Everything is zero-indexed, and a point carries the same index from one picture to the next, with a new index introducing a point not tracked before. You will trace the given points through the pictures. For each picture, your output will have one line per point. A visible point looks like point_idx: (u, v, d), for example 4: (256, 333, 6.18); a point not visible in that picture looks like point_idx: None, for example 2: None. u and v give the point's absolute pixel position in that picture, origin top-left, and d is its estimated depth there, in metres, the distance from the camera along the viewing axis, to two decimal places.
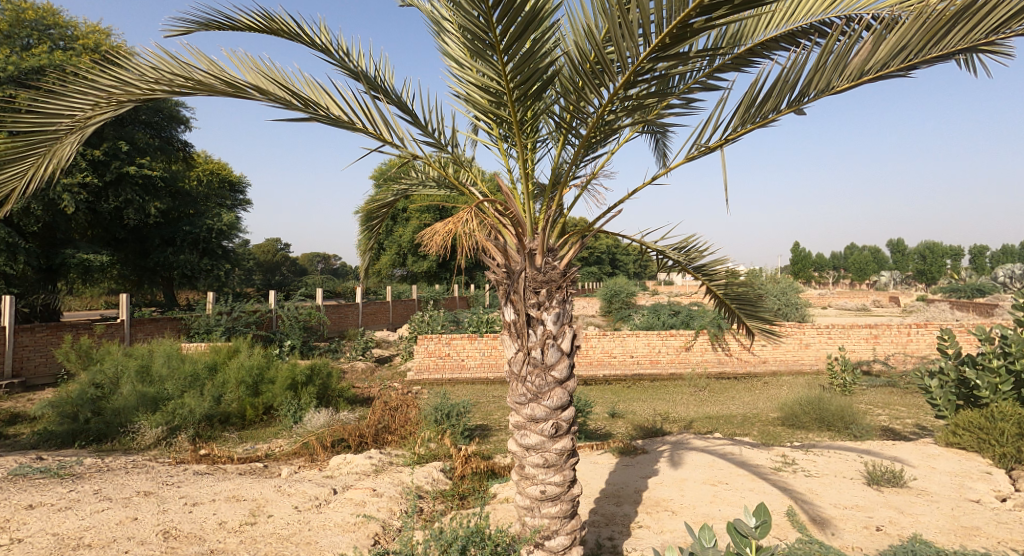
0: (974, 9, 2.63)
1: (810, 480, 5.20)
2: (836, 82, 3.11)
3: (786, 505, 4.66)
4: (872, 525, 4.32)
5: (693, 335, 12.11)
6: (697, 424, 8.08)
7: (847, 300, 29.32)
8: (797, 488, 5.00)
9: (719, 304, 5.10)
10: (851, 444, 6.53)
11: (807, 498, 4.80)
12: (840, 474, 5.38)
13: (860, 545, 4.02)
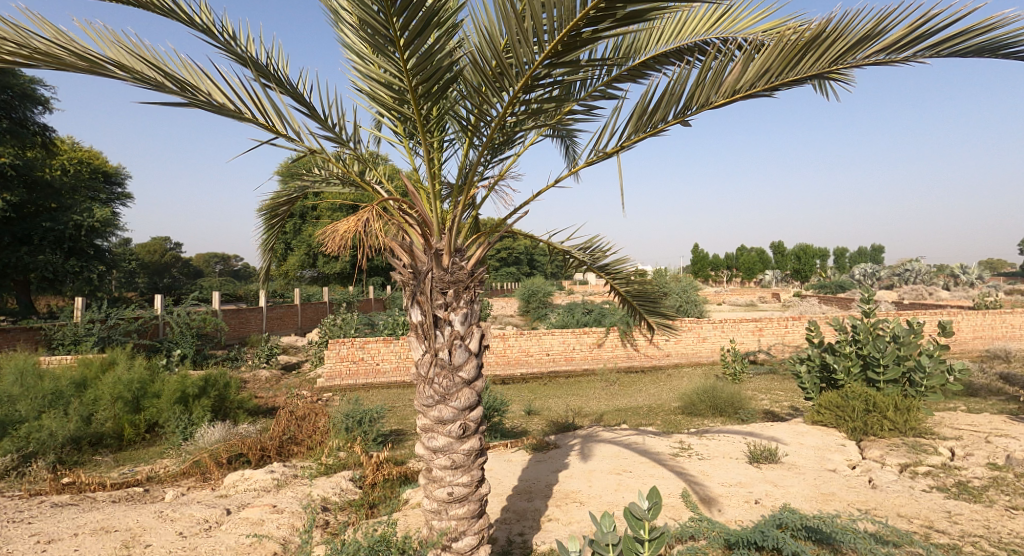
0: (820, 40, 3.00)
1: (702, 463, 5.64)
2: (713, 98, 3.39)
3: (680, 487, 5.01)
4: (751, 499, 4.78)
5: (604, 332, 12.64)
6: (607, 417, 8.46)
7: (741, 297, 32.00)
8: (690, 471, 5.40)
9: (623, 302, 5.36)
10: (739, 427, 7.18)
11: (698, 480, 5.20)
12: (727, 455, 5.89)
13: (740, 519, 4.42)
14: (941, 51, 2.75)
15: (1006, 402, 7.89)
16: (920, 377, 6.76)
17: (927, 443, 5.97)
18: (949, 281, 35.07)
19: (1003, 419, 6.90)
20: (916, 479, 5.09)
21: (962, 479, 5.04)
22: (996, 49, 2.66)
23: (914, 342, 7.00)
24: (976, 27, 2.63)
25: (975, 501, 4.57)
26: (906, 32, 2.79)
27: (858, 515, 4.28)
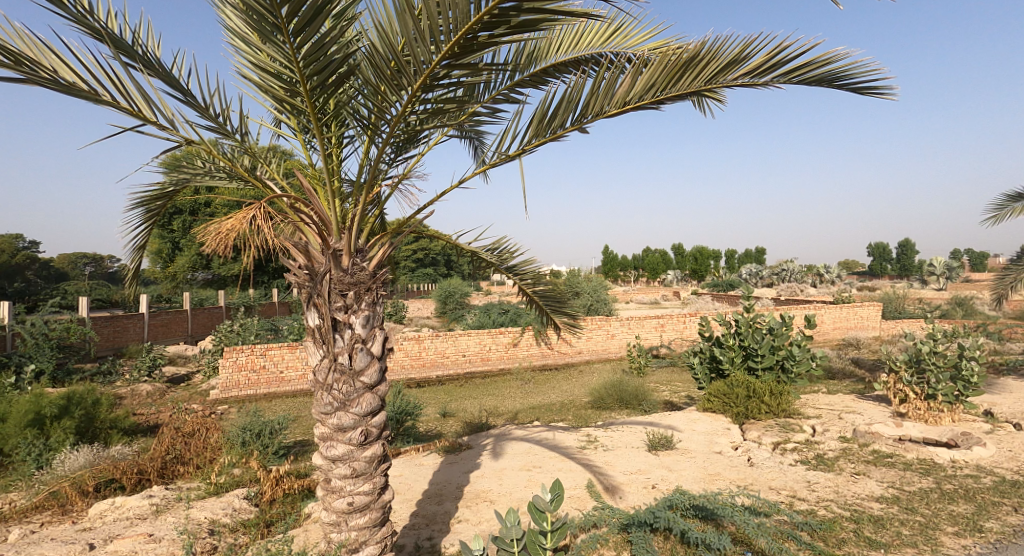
0: (697, 60, 3.29)
1: (607, 454, 5.92)
2: (607, 107, 3.58)
3: (586, 478, 5.22)
4: (649, 485, 5.09)
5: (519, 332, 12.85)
6: (521, 415, 8.61)
7: (646, 295, 33.89)
8: (596, 463, 5.64)
9: (532, 305, 5.48)
10: (642, 418, 7.63)
11: (602, 470, 5.44)
12: (629, 445, 6.23)
13: (638, 504, 4.69)
14: (793, 78, 3.12)
15: (861, 382, 9.09)
16: (791, 364, 7.65)
17: (795, 422, 6.73)
18: (818, 279, 39.67)
19: (856, 397, 7.94)
20: (785, 455, 5.73)
21: (822, 452, 5.74)
22: (836, 80, 3.06)
23: (786, 333, 7.79)
24: (819, 59, 3.02)
25: (831, 470, 5.23)
26: (766, 59, 3.13)
27: (737, 491, 4.72)
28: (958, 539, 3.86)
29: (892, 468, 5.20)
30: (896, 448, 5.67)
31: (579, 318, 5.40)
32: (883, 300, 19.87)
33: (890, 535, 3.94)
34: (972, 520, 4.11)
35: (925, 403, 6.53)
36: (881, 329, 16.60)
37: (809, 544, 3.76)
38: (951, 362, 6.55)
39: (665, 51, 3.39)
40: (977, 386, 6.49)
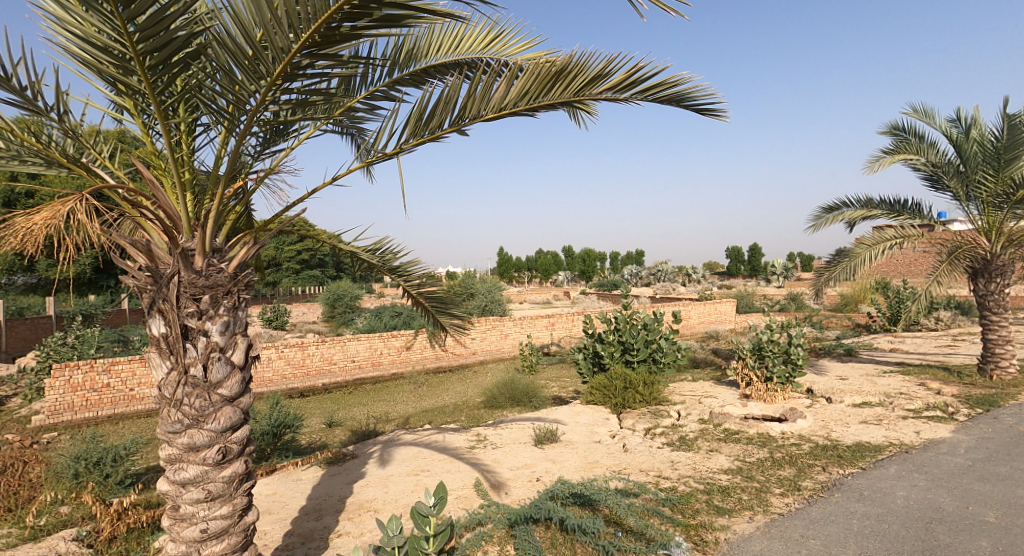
0: (566, 73, 3.47)
1: (495, 452, 6.00)
2: (483, 111, 3.66)
3: (474, 477, 5.23)
4: (534, 478, 5.22)
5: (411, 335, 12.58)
6: (413, 419, 8.43)
7: (538, 295, 34.90)
8: (484, 461, 5.69)
9: (426, 312, 5.26)
10: (531, 414, 7.85)
11: (490, 468, 5.50)
12: (516, 441, 6.38)
13: (524, 497, 4.77)
14: (648, 96, 3.42)
15: (720, 369, 10.18)
16: (661, 356, 8.37)
17: (664, 408, 7.36)
18: (688, 279, 43.73)
19: (714, 383, 8.89)
20: (654, 439, 6.25)
21: (685, 433, 6.34)
22: (682, 101, 3.41)
23: (658, 328, 8.48)
24: (668, 81, 3.35)
25: (691, 449, 5.80)
26: (625, 76, 3.39)
27: (611, 476, 5.04)
28: (783, 498, 4.50)
29: (738, 443, 5.91)
30: (742, 425, 6.43)
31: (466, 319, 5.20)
32: (740, 296, 22.40)
33: (734, 501, 4.47)
34: (795, 481, 4.81)
35: (764, 384, 7.50)
36: (737, 322, 18.74)
37: (670, 518, 4.13)
38: (783, 348, 7.60)
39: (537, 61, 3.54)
40: (802, 367, 7.61)
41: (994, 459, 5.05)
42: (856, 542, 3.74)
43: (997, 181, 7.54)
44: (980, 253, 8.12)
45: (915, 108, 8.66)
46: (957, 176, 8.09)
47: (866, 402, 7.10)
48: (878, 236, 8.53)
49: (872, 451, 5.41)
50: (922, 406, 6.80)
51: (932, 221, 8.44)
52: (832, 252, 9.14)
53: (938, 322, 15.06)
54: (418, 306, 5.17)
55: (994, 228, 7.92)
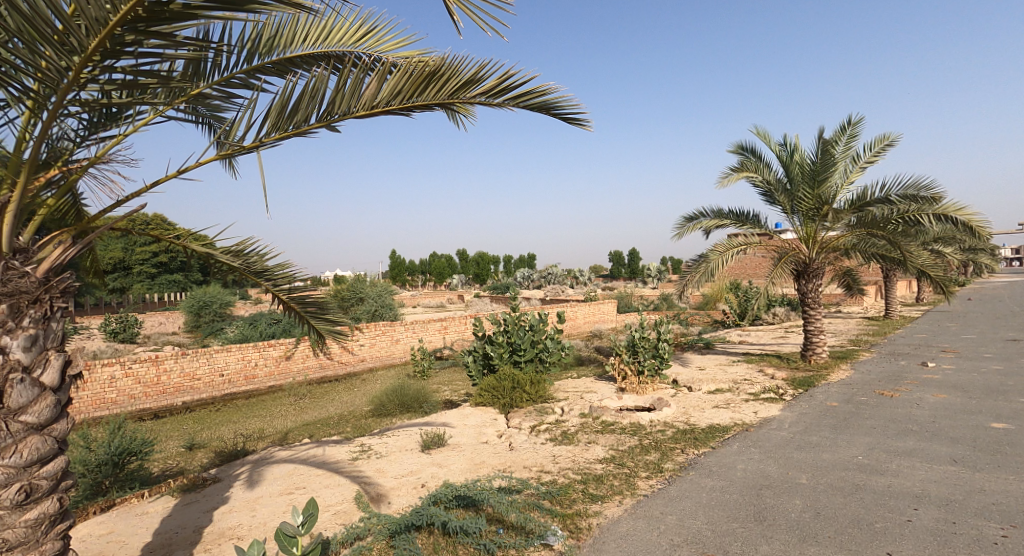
0: (439, 74, 3.46)
1: (379, 461, 5.74)
2: (354, 108, 3.51)
3: (354, 489, 4.86)
4: (418, 485, 4.99)
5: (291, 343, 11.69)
6: (291, 434, 7.83)
7: (431, 298, 34.32)
8: (366, 472, 5.42)
9: (300, 321, 4.23)
10: (420, 419, 7.66)
11: (372, 478, 5.21)
12: (402, 448, 6.17)
13: (406, 505, 4.52)
14: (520, 103, 3.53)
15: (602, 366, 10.76)
16: (546, 355, 8.66)
17: (548, 405, 7.59)
18: (575, 282, 45.85)
19: (595, 379, 9.37)
20: (539, 436, 6.42)
21: (566, 428, 6.59)
22: (551, 110, 3.56)
23: (543, 329, 8.79)
24: (537, 90, 3.48)
25: (571, 443, 6.05)
26: (497, 82, 3.47)
27: (495, 474, 5.08)
28: (648, 481, 4.89)
29: (613, 434, 6.27)
30: (617, 416, 6.84)
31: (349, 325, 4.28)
32: (620, 297, 23.90)
33: (606, 488, 4.75)
34: (658, 464, 5.25)
35: (636, 377, 8.07)
36: (617, 321, 19.98)
37: (549, 510, 4.26)
38: (653, 344, 8.24)
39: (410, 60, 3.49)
40: (668, 360, 8.33)
41: (810, 431, 5.93)
42: (703, 512, 4.17)
43: (812, 197, 8.88)
44: (801, 258, 9.48)
45: (755, 132, 9.90)
46: (784, 193, 9.43)
47: (719, 389, 7.95)
48: (728, 242, 9.64)
49: (720, 431, 6.09)
50: (759, 389, 7.81)
51: (768, 231, 9.71)
52: (693, 256, 10.08)
53: (777, 317, 17.35)
54: (290, 312, 4.14)
55: (811, 238, 9.29)
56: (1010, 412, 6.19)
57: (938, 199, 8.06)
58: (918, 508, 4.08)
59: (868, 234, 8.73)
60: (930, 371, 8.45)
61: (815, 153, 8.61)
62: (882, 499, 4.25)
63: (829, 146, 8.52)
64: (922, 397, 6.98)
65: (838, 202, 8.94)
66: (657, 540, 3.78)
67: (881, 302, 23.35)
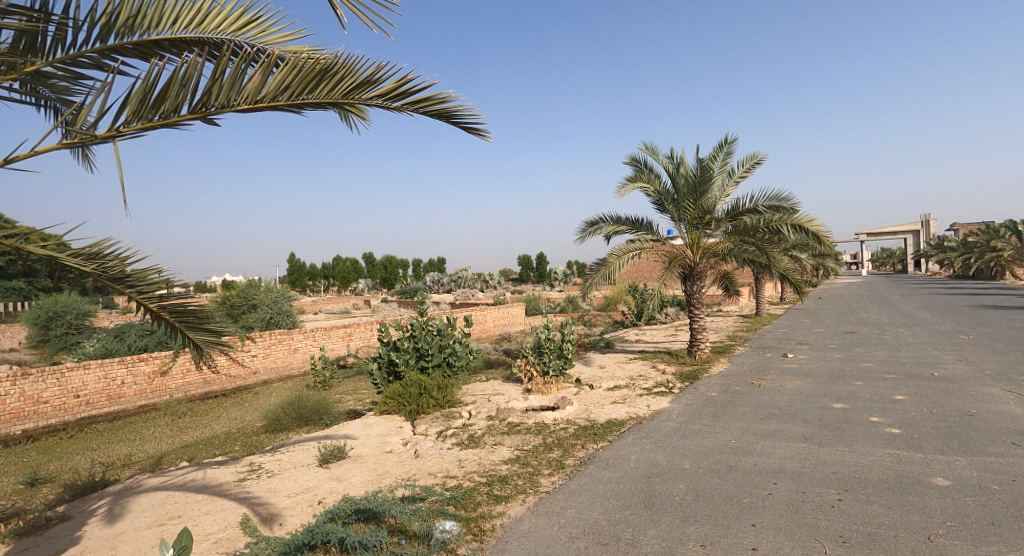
0: (332, 72, 3.35)
1: (270, 480, 5.37)
2: (236, 102, 3.25)
3: (240, 513, 4.49)
4: (314, 501, 4.71)
5: (168, 357, 10.59)
6: (167, 458, 7.11)
7: (335, 304, 32.85)
8: (256, 492, 5.04)
9: (174, 333, 3.85)
10: (318, 432, 7.27)
11: (262, 499, 4.85)
12: (298, 465, 5.82)
13: (301, 524, 4.26)
14: (419, 108, 3.51)
15: (509, 368, 10.91)
16: (455, 359, 8.62)
17: (455, 409, 7.55)
18: (485, 286, 46.24)
19: (502, 381, 9.47)
20: (445, 441, 6.37)
21: (473, 431, 6.60)
22: (451, 117, 3.57)
23: (451, 332, 8.72)
24: (436, 96, 3.49)
25: (477, 446, 6.07)
26: (395, 86, 3.43)
27: (398, 483, 4.96)
28: (550, 477, 5.04)
29: (518, 434, 6.38)
30: (522, 417, 6.97)
31: (231, 335, 3.94)
32: (528, 301, 24.41)
33: (510, 488, 4.83)
34: (560, 460, 5.44)
35: (541, 377, 8.29)
36: (524, 324, 20.36)
37: (453, 514, 4.24)
38: (558, 345, 8.49)
39: (299, 55, 3.33)
40: (571, 360, 8.65)
41: (694, 420, 6.45)
42: (600, 504, 4.38)
43: (694, 207, 9.69)
44: (687, 262, 10.27)
45: (647, 145, 10.61)
46: (672, 202, 10.19)
47: (617, 386, 8.39)
48: (625, 247, 10.23)
49: (617, 426, 6.42)
50: (653, 384, 8.35)
51: (660, 237, 10.43)
52: (594, 260, 10.53)
53: (669, 316, 18.67)
54: (159, 321, 3.74)
55: (696, 243, 10.12)
56: (852, 394, 7.17)
57: (796, 209, 9.12)
58: (778, 482, 4.59)
59: (741, 241, 9.71)
60: (791, 361, 9.58)
61: (695, 167, 9.41)
62: (751, 477, 4.73)
63: (707, 162, 9.36)
64: (785, 385, 7.86)
65: (717, 212, 9.83)
66: (557, 534, 3.91)
67: (755, 301, 26.06)
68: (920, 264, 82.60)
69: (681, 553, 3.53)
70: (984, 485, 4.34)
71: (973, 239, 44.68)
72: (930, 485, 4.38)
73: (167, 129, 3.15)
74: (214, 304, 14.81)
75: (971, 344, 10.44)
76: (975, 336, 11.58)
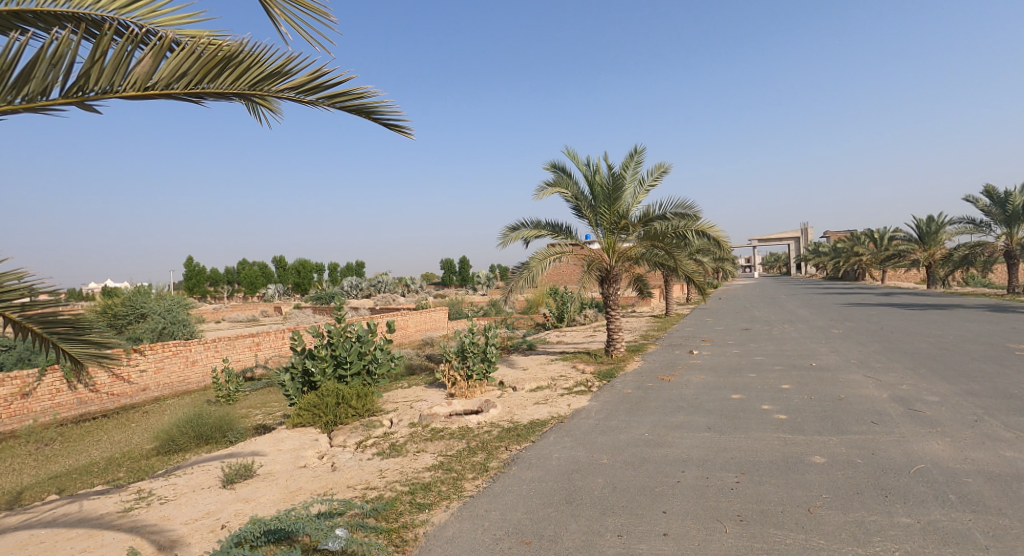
0: (236, 61, 3.15)
1: (164, 507, 4.91)
2: (121, 87, 2.92)
3: (126, 546, 4.05)
4: (217, 526, 4.37)
5: (34, 377, 9.31)
6: (31, 491, 6.27)
7: (240, 311, 30.65)
8: (147, 522, 4.58)
9: (44, 347, 3.38)
10: (222, 451, 6.74)
11: (155, 528, 4.41)
12: (197, 488, 5.37)
13: (201, 553, 3.94)
14: (335, 103, 3.41)
15: (431, 373, 10.76)
16: (375, 367, 8.31)
17: (376, 418, 7.34)
18: (407, 290, 45.40)
19: (425, 387, 9.33)
20: (365, 451, 6.16)
21: (394, 440, 6.44)
22: (370, 114, 3.50)
23: (371, 339, 8.40)
24: (353, 91, 3.40)
25: (399, 454, 5.93)
26: (308, 79, 3.30)
27: (314, 499, 4.74)
28: (474, 481, 5.05)
29: (442, 440, 6.32)
30: (446, 422, 6.90)
31: (116, 346, 3.56)
32: (449, 305, 24.18)
33: (433, 495, 4.78)
34: (483, 463, 5.45)
35: (465, 382, 8.26)
36: (447, 328, 20.16)
37: (373, 527, 4.12)
38: (482, 348, 8.50)
39: (196, 41, 3.09)
40: (494, 362, 8.71)
41: (611, 416, 6.73)
42: (523, 503, 4.46)
43: (610, 213, 10.18)
44: (604, 266, 10.69)
45: (566, 151, 10.97)
46: (589, 208, 10.60)
47: (539, 386, 8.56)
48: (546, 251, 10.46)
49: (539, 426, 6.55)
50: (573, 384, 8.60)
51: (579, 241, 10.78)
52: (517, 264, 10.68)
53: (587, 316, 19.32)
54: (24, 334, 3.24)
55: (612, 247, 10.58)
56: (747, 385, 7.83)
57: (699, 216, 9.85)
58: (685, 470, 4.92)
59: (652, 245, 10.30)
60: (696, 357, 10.27)
61: (610, 175, 9.87)
62: (661, 467, 5.03)
63: (620, 171, 9.87)
64: (689, 379, 8.43)
65: (631, 217, 10.39)
66: (482, 537, 3.92)
67: (664, 302, 27.71)
68: (802, 266, 91.88)
69: (600, 545, 3.67)
70: (852, 460, 4.93)
71: (842, 244, 50.43)
72: (810, 463, 4.91)
73: (33, 113, 2.77)
74: (93, 315, 13.23)
75: (842, 337, 11.79)
76: (845, 329, 13.10)
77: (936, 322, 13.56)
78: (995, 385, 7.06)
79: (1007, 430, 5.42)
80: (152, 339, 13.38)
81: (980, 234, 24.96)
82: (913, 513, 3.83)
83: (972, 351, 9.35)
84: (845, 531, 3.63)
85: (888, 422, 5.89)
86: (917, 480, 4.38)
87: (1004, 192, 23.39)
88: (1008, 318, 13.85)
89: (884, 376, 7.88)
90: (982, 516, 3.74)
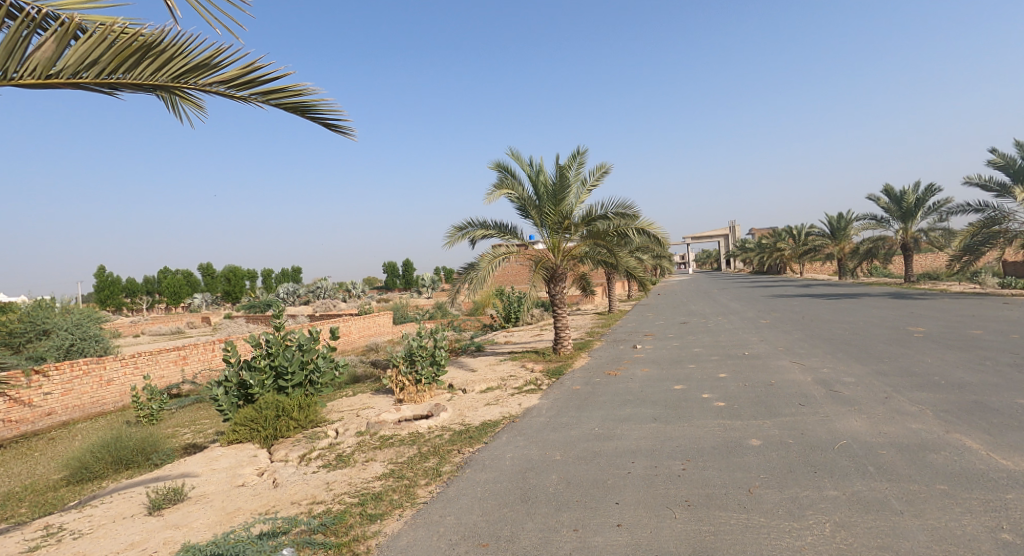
0: (155, 49, 2.92)
1: (79, 543, 4.44)
2: (16, 74, 2.63)
3: None
4: None
5: None
6: None
7: (164, 323, 28.56)
8: None
9: None
10: (146, 476, 6.20)
11: None
12: (118, 518, 4.90)
13: None
14: (270, 99, 3.24)
15: (377, 380, 10.43)
16: (317, 377, 7.95)
17: (320, 429, 7.06)
18: (345, 295, 43.98)
19: (372, 394, 9.06)
20: (309, 464, 5.88)
21: (341, 450, 6.20)
22: (307, 111, 3.36)
23: (313, 347, 8.05)
24: (290, 88, 3.25)
25: (346, 465, 5.71)
26: (240, 73, 3.13)
27: (255, 519, 4.46)
28: (426, 487, 4.95)
29: (392, 447, 6.15)
30: (395, 429, 6.74)
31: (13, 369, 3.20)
32: (395, 309, 23.75)
33: (385, 504, 4.62)
34: (436, 469, 5.36)
35: (414, 386, 8.08)
36: (392, 332, 19.71)
37: (322, 543, 3.92)
38: (430, 352, 8.33)
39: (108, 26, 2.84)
40: (443, 366, 8.55)
41: (561, 413, 6.83)
42: (477, 507, 4.40)
43: (554, 213, 10.35)
44: (550, 265, 10.84)
45: (512, 151, 11.01)
46: (535, 208, 10.72)
47: (489, 387, 8.53)
48: (493, 252, 10.47)
49: (491, 427, 6.53)
50: (523, 383, 8.64)
51: (524, 241, 10.87)
52: (463, 265, 10.62)
53: (532, 315, 19.50)
54: None
55: (557, 247, 10.76)
56: (687, 375, 8.19)
57: (638, 216, 10.16)
58: (634, 460, 5.08)
59: (595, 244, 10.58)
60: (639, 352, 10.60)
61: (554, 175, 10.03)
62: (611, 460, 5.15)
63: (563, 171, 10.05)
64: (634, 373, 8.71)
65: (574, 217, 10.63)
66: (438, 543, 3.85)
67: (606, 300, 28.66)
68: (728, 261, 97.73)
69: (557, 541, 3.69)
70: (784, 440, 5.27)
71: (766, 241, 53.95)
72: (747, 446, 5.20)
73: None
74: None
75: (768, 326, 12.60)
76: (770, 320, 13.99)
77: (847, 310, 14.78)
78: (899, 364, 7.82)
79: (912, 404, 6.00)
80: (59, 357, 12.09)
81: (881, 229, 27.60)
82: (839, 486, 4.14)
83: (877, 335, 10.29)
84: (782, 508, 3.87)
85: (813, 404, 6.36)
86: (841, 455, 4.76)
87: (900, 191, 26.05)
88: (908, 304, 15.41)
89: (807, 361, 8.50)
90: (895, 484, 4.10)
